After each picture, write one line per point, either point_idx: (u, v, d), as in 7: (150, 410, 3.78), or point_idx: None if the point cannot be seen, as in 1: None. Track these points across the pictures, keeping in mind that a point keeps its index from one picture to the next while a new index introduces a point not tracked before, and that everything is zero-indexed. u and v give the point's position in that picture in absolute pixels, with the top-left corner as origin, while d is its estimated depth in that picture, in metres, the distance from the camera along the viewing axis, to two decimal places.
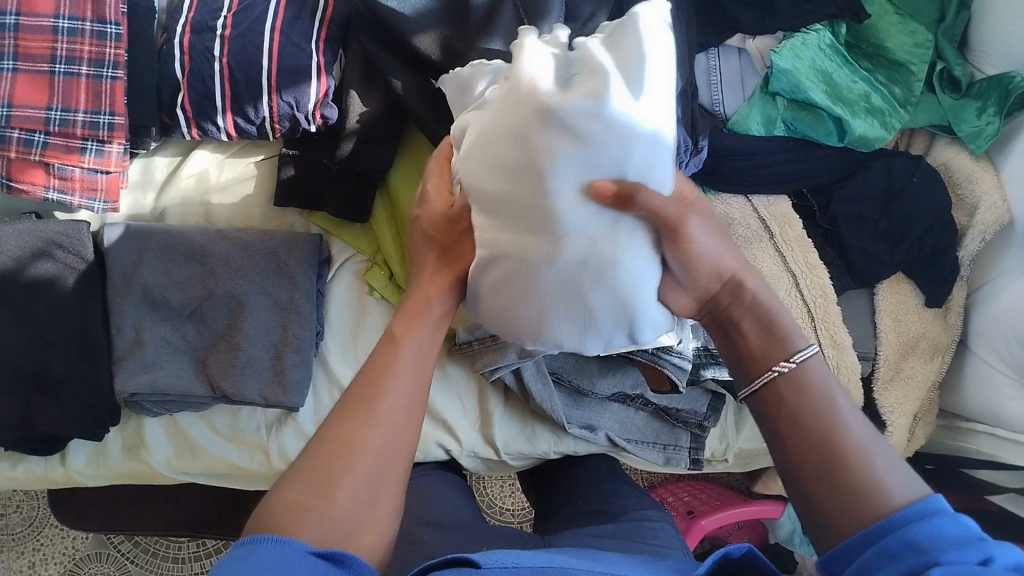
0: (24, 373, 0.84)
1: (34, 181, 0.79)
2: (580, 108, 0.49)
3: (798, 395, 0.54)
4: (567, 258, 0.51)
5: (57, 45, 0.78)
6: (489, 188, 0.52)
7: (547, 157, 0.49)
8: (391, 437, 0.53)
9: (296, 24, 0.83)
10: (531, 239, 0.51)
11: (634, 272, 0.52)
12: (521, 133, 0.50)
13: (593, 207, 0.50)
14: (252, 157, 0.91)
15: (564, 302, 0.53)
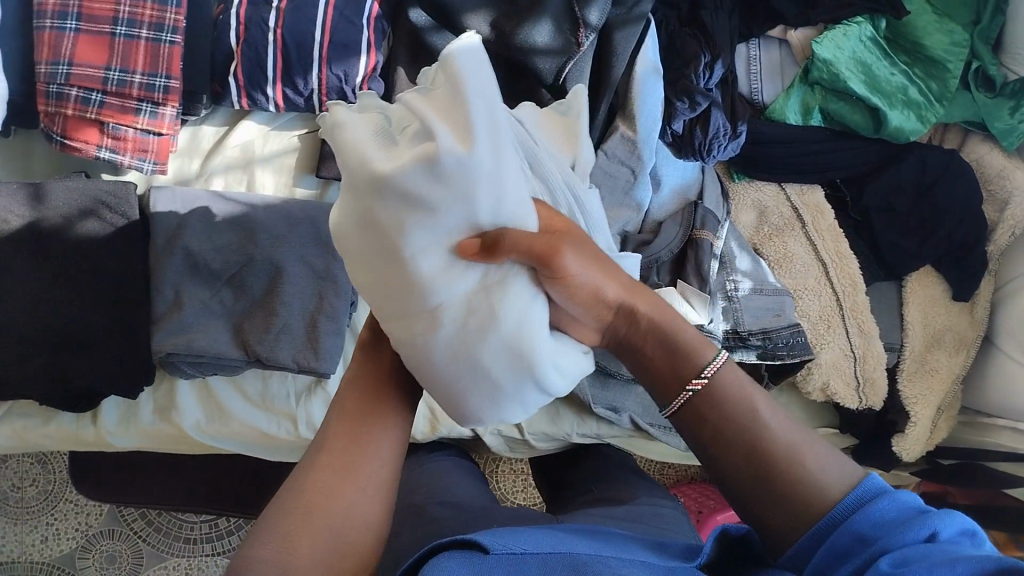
0: (58, 333, 0.84)
1: (88, 139, 0.81)
2: (413, 175, 0.41)
3: (717, 412, 0.51)
4: (429, 318, 0.46)
5: (120, 8, 0.80)
6: (361, 262, 0.46)
7: (395, 230, 0.44)
8: (373, 469, 0.54)
9: (349, 1, 0.84)
10: (408, 322, 0.47)
11: (516, 313, 0.46)
12: (366, 205, 0.44)
13: (458, 267, 0.45)
14: (297, 130, 0.93)
15: (446, 360, 0.47)
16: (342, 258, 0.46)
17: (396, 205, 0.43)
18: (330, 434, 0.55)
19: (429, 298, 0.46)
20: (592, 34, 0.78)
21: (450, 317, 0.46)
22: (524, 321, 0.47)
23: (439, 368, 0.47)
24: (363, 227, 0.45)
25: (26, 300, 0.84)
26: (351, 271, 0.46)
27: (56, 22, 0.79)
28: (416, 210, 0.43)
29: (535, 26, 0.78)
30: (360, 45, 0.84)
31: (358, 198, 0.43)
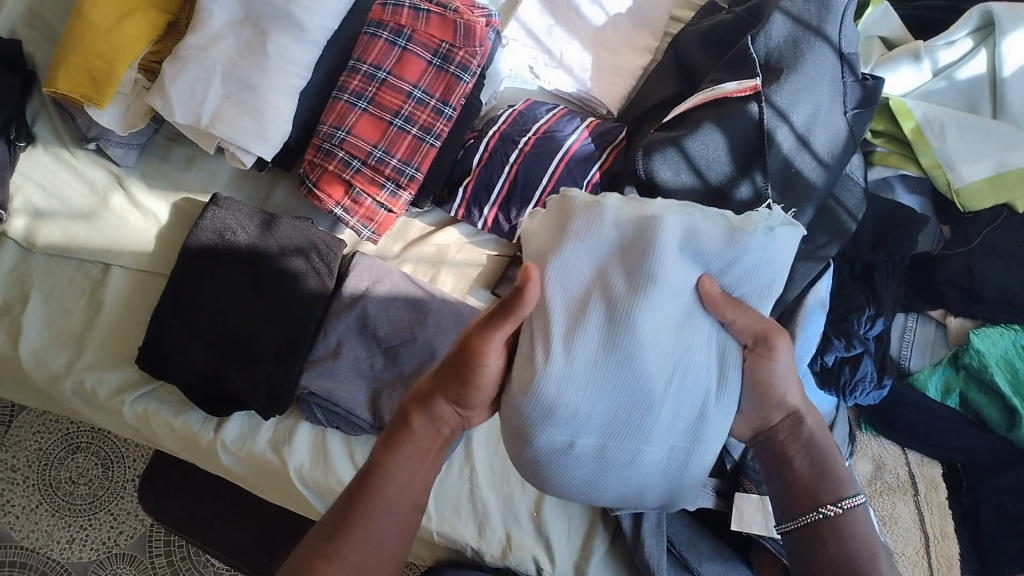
0: (236, 338, 0.95)
1: (331, 195, 0.94)
2: (678, 301, 0.60)
3: (840, 538, 0.59)
4: (624, 429, 0.59)
5: (404, 106, 0.95)
6: (595, 379, 0.58)
7: (648, 351, 0.58)
8: (392, 532, 0.59)
9: (580, 162, 0.98)
10: (615, 437, 0.60)
11: (699, 434, 0.60)
12: (623, 329, 0.58)
13: (677, 398, 0.59)
14: (490, 249, 1.04)
15: (636, 468, 0.61)
16: (570, 395, 0.58)
17: (654, 330, 0.58)
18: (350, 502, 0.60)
19: (648, 419, 0.59)
20: None
21: (650, 444, 0.60)
22: (707, 439, 0.60)
23: (624, 469, 0.61)
24: (615, 349, 0.58)
25: (222, 301, 0.95)
26: (581, 383, 0.58)
27: (351, 98, 0.94)
28: (671, 321, 0.60)
29: None
30: None
31: (622, 333, 0.58)
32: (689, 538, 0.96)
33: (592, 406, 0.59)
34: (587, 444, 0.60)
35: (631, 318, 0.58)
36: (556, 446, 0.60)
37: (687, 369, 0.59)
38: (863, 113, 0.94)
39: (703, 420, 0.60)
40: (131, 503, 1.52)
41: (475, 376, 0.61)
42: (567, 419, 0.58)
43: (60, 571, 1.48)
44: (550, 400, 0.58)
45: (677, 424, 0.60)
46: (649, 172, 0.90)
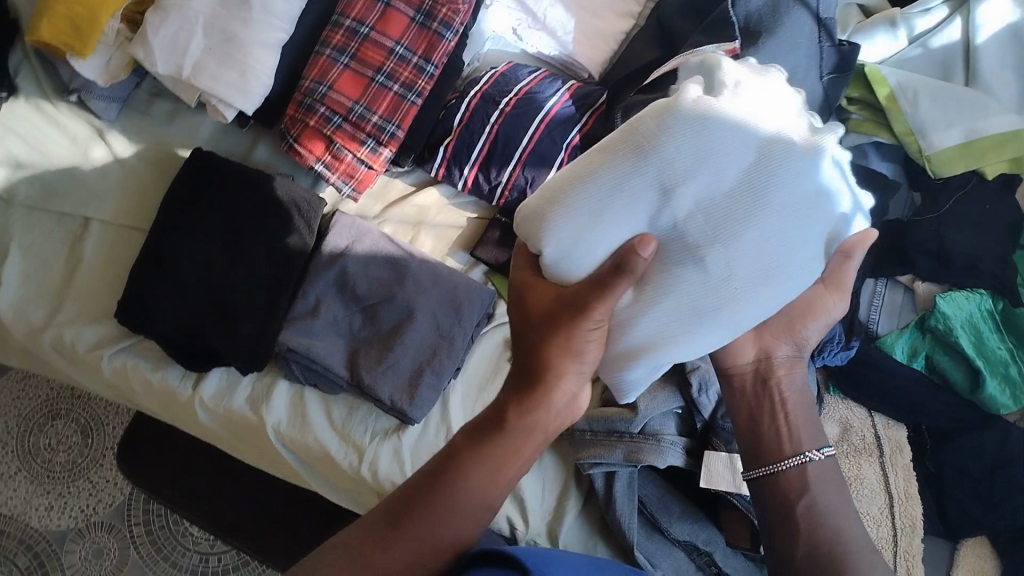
0: (219, 293, 0.96)
1: (312, 150, 0.95)
2: (806, 193, 0.61)
3: (820, 482, 0.68)
4: (706, 233, 0.61)
5: (386, 63, 0.96)
6: (732, 168, 0.60)
7: (774, 179, 0.60)
8: (474, 502, 0.63)
9: (561, 124, 0.99)
10: (698, 227, 0.61)
11: (759, 284, 0.62)
12: (769, 156, 0.60)
13: (761, 232, 0.61)
14: (471, 212, 1.04)
15: (698, 279, 0.61)
16: (721, 145, 0.59)
17: (779, 175, 0.60)
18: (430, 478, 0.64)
19: (739, 226, 0.60)
20: None
21: (727, 252, 0.61)
22: (759, 295, 0.62)
23: (660, 292, 0.62)
24: (761, 164, 0.60)
25: (204, 256, 0.96)
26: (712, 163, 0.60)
27: (334, 53, 0.95)
28: (802, 199, 0.61)
29: None
30: (554, 160, 0.98)
31: (773, 148, 0.60)
32: (660, 501, 0.96)
33: (717, 177, 0.60)
34: (683, 203, 0.60)
35: (774, 139, 0.60)
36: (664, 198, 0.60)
37: (795, 222, 0.62)
38: (837, 79, 0.95)
39: (773, 270, 0.62)
40: (109, 471, 1.52)
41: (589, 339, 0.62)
42: (695, 156, 0.59)
43: (38, 539, 1.49)
44: (700, 127, 0.58)
45: (751, 263, 0.61)
46: None
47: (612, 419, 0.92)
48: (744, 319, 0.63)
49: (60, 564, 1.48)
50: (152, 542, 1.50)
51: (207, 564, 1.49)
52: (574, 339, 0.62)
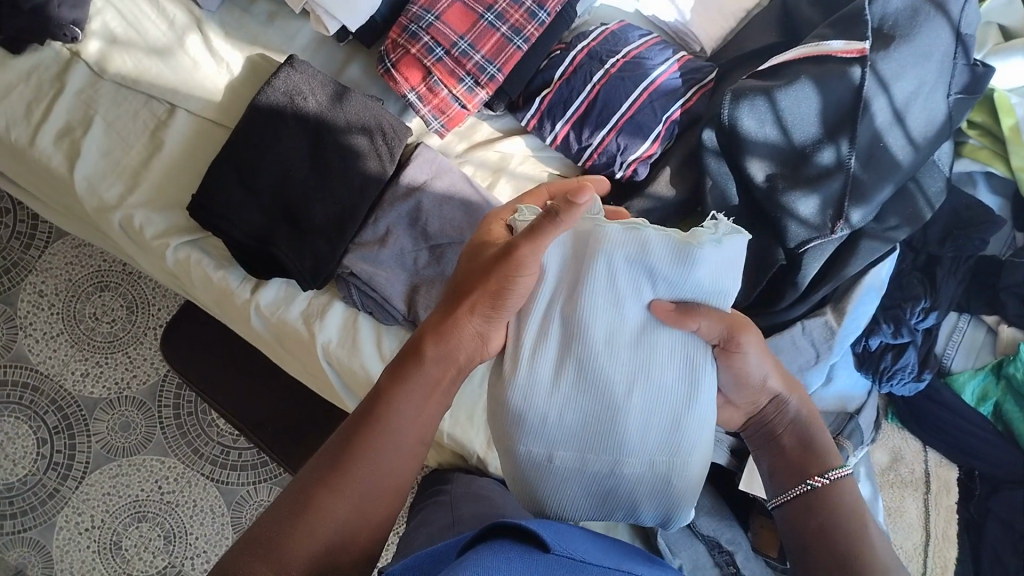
0: (289, 203, 0.95)
1: (409, 79, 0.92)
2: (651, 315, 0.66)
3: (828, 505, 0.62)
4: (610, 436, 0.65)
5: (498, 2, 0.92)
6: (558, 418, 0.65)
7: (609, 368, 0.64)
8: (408, 444, 0.61)
9: (664, 96, 0.96)
10: (609, 431, 0.64)
11: (677, 445, 0.65)
12: (584, 365, 0.65)
13: (649, 402, 0.65)
14: (552, 168, 1.02)
15: (634, 468, 0.65)
16: (537, 403, 0.65)
17: (625, 349, 0.65)
18: (318, 480, 0.58)
19: (627, 425, 0.64)
20: (847, 229, 0.87)
21: (633, 452, 0.65)
22: (687, 446, 0.65)
23: (623, 489, 0.66)
24: (576, 369, 0.65)
25: (282, 166, 0.95)
26: (538, 401, 0.64)
27: None
28: (642, 347, 0.65)
29: (804, 197, 0.87)
30: (650, 133, 0.95)
31: (577, 350, 0.65)
32: None
33: (567, 422, 0.65)
34: (563, 452, 0.65)
35: (598, 364, 0.64)
36: (545, 454, 0.65)
37: (649, 382, 0.65)
38: (963, 99, 0.91)
39: (681, 427, 0.65)
40: (148, 350, 1.56)
41: (511, 293, 0.63)
42: (541, 426, 0.65)
43: (71, 402, 1.54)
44: (516, 421, 0.65)
45: (659, 441, 0.65)
46: (734, 116, 0.90)
47: None
48: (695, 456, 0.66)
49: (88, 430, 1.54)
50: (178, 425, 1.55)
51: (227, 457, 1.55)
52: (501, 284, 0.63)
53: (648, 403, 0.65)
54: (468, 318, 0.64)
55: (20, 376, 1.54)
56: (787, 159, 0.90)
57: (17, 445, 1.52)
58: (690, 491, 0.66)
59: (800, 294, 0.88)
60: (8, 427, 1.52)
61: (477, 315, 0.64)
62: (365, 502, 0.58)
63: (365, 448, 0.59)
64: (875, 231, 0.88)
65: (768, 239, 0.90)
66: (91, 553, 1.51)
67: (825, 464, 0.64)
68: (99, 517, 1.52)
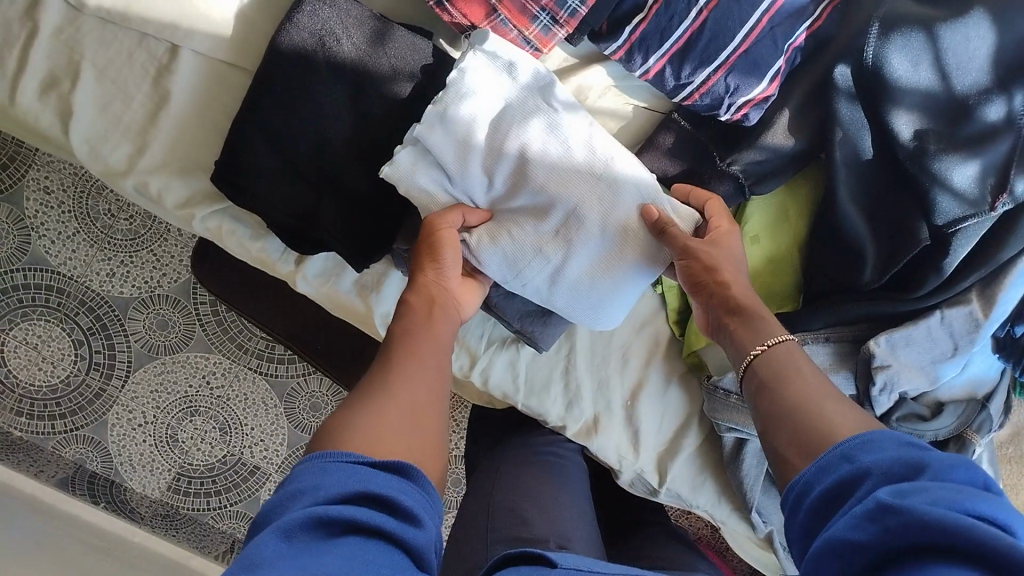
0: (329, 173, 0.79)
1: (469, 17, 0.75)
2: (536, 128, 0.74)
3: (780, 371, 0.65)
4: (566, 217, 0.75)
5: None
6: (517, 234, 0.76)
7: (541, 180, 0.74)
8: (418, 362, 0.67)
9: (789, 19, 0.76)
10: (560, 211, 0.75)
11: (622, 193, 0.75)
12: (518, 191, 0.75)
13: (575, 176, 0.75)
14: (637, 101, 0.85)
15: (597, 228, 0.76)
16: (500, 248, 0.76)
17: (531, 160, 0.74)
18: (368, 388, 0.64)
19: (566, 199, 0.75)
20: (1009, 203, 0.72)
21: (593, 214, 0.75)
22: (632, 191, 0.76)
23: (599, 248, 0.77)
24: (531, 212, 0.76)
25: (319, 125, 0.78)
26: (483, 244, 0.76)
27: None
28: (541, 152, 0.74)
29: (958, 164, 0.72)
30: (768, 70, 0.77)
31: (521, 189, 0.75)
32: None
33: (530, 238, 0.76)
34: (545, 260, 0.77)
35: (524, 218, 0.76)
36: (540, 267, 0.77)
37: (566, 162, 0.74)
38: None
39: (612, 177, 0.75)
40: (175, 244, 1.34)
41: (443, 250, 0.72)
42: (509, 255, 0.76)
43: (100, 302, 1.34)
44: (501, 259, 0.76)
45: (601, 196, 0.75)
46: (879, 56, 0.72)
47: None
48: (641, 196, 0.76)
49: (123, 329, 1.35)
50: (218, 323, 1.37)
51: (271, 352, 1.39)
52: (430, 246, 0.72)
53: (577, 173, 0.75)
54: (427, 269, 0.73)
55: (40, 278, 1.33)
56: (942, 110, 0.72)
57: (53, 348, 1.35)
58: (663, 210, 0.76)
59: (941, 280, 0.76)
60: (38, 330, 1.35)
61: (428, 270, 0.73)
62: (401, 404, 0.63)
63: (390, 378, 0.64)
64: None
65: (910, 209, 0.76)
66: (148, 447, 1.39)
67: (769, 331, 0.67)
68: (151, 413, 1.38)
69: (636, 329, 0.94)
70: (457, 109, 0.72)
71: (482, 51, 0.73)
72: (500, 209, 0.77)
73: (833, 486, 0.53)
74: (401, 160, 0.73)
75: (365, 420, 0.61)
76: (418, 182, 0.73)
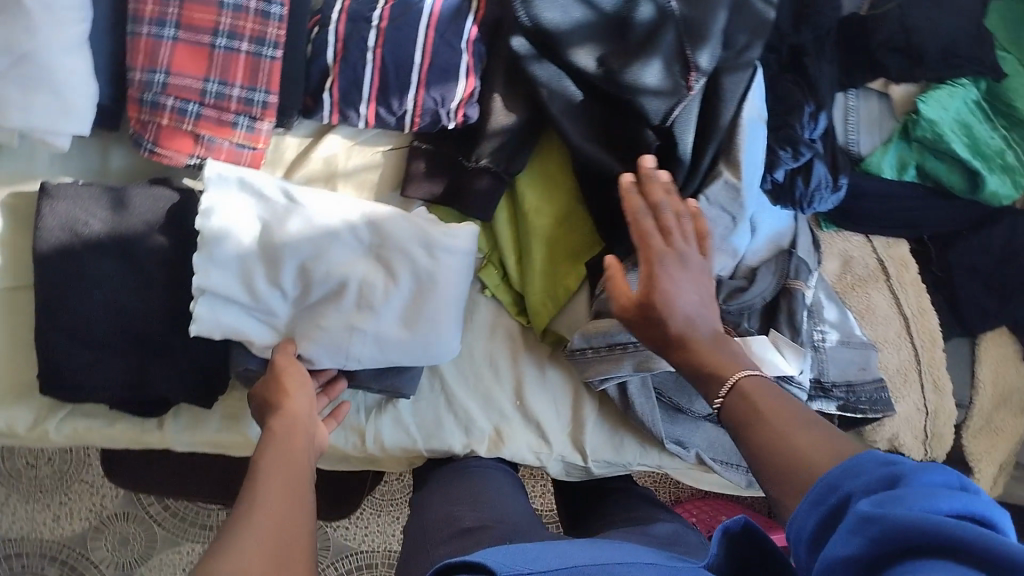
0: (141, 337, 0.84)
1: (180, 149, 0.79)
2: (298, 226, 0.80)
3: (774, 394, 0.59)
4: (358, 289, 0.80)
5: (221, 19, 0.77)
6: (325, 322, 0.80)
7: (321, 268, 0.80)
8: (296, 473, 0.66)
9: (451, 21, 0.83)
10: (347, 284, 0.80)
11: (393, 242, 0.80)
12: (308, 283, 0.80)
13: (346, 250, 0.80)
14: (382, 146, 0.90)
15: (391, 285, 0.80)
16: (317, 343, 0.80)
17: (305, 254, 0.80)
18: (237, 512, 0.60)
19: (347, 274, 0.80)
20: (702, 78, 0.78)
21: (379, 275, 0.80)
22: (402, 235, 0.80)
23: (401, 297, 0.80)
24: (330, 297, 0.81)
25: (110, 296, 0.83)
26: (306, 347, 0.80)
27: (152, 29, 0.76)
28: (310, 244, 0.80)
29: (644, 66, 0.77)
30: (459, 69, 0.83)
31: (310, 283, 0.80)
32: (676, 384, 0.91)
33: (336, 319, 0.80)
34: (361, 335, 0.80)
35: (326, 306, 0.80)
36: (360, 341, 0.80)
37: (334, 242, 0.80)
38: None
39: (378, 233, 0.80)
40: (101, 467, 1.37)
41: (291, 381, 0.76)
42: (326, 345, 0.80)
43: (57, 549, 1.36)
44: (323, 349, 0.80)
45: (380, 255, 0.80)
46: (534, 17, 0.79)
47: (608, 332, 0.84)
48: (413, 234, 0.80)
49: (88, 564, 1.36)
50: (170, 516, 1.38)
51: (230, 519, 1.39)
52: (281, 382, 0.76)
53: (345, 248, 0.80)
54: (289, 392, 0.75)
55: None
56: (607, 31, 0.79)
57: None
58: (440, 237, 0.79)
59: (688, 168, 0.79)
60: None
61: (290, 393, 0.75)
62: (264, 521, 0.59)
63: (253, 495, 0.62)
64: (728, 61, 0.79)
65: (632, 123, 0.80)
66: None
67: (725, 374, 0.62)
68: None
69: (489, 335, 0.94)
70: (217, 245, 0.79)
71: (222, 187, 0.80)
72: (306, 308, 0.82)
73: (824, 522, 0.47)
74: (198, 311, 0.79)
75: (233, 541, 0.56)
76: (221, 320, 0.80)
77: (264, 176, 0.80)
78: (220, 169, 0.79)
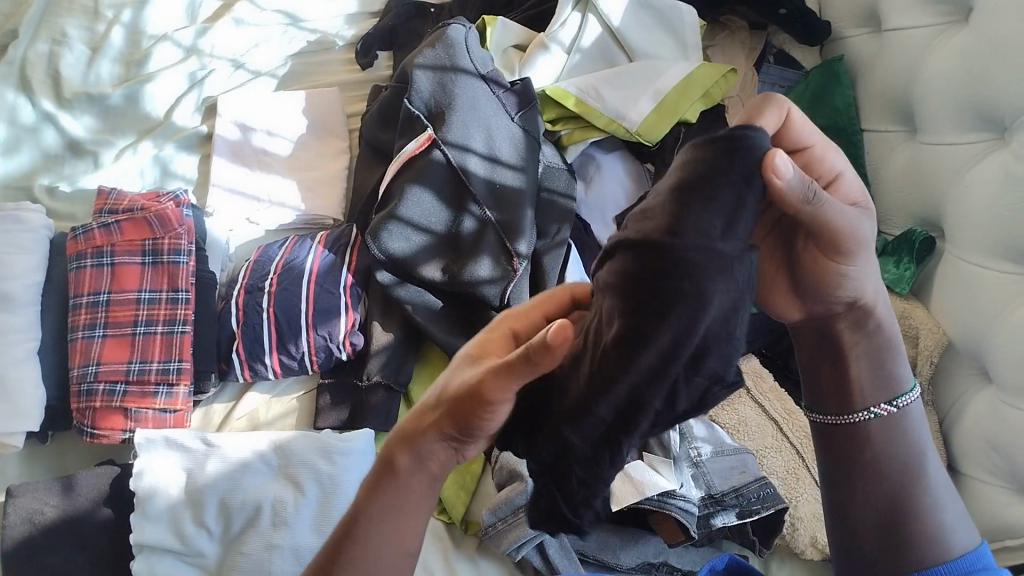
0: None
1: (114, 426, 0.94)
2: (215, 466, 0.91)
3: (890, 439, 0.59)
4: (274, 508, 0.89)
5: (139, 313, 0.97)
6: (249, 548, 0.87)
7: (239, 500, 0.90)
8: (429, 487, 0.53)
9: (328, 273, 1.00)
10: (264, 508, 0.89)
11: (299, 461, 0.92)
12: (231, 518, 0.89)
13: (259, 480, 0.91)
14: (294, 392, 1.03)
15: (303, 499, 0.90)
16: (245, 569, 0.86)
17: (223, 490, 0.90)
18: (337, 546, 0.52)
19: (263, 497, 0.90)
20: (524, 260, 0.94)
21: (291, 494, 0.90)
22: (305, 453, 0.92)
23: (315, 508, 0.90)
24: (251, 525, 0.89)
25: (58, 573, 0.89)
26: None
27: (86, 332, 0.96)
28: (227, 480, 0.91)
29: (476, 262, 0.94)
30: (338, 308, 0.99)
31: (232, 516, 0.89)
32: (597, 542, 0.92)
33: (258, 541, 0.87)
34: (284, 549, 0.87)
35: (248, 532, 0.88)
36: (285, 555, 0.87)
37: (249, 472, 0.91)
38: (528, 112, 1.01)
39: (286, 457, 0.93)
40: None
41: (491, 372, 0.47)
42: (253, 569, 0.86)
43: None
44: (251, 574, 0.86)
45: (291, 476, 0.91)
46: (387, 251, 0.94)
47: (510, 499, 0.90)
48: (315, 451, 0.92)
49: None
50: None
51: None
52: (472, 412, 0.49)
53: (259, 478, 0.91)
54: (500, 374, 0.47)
55: None
56: (445, 249, 0.96)
57: None
58: (338, 447, 0.92)
59: None
60: None
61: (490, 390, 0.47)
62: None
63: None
64: (549, 244, 0.97)
65: (481, 311, 0.96)
66: None
67: (883, 391, 0.59)
68: None
69: None
70: (147, 498, 0.89)
71: (148, 447, 0.92)
72: (231, 543, 0.89)
73: None
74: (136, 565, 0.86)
75: None
76: (157, 570, 0.86)
77: (183, 430, 0.94)
78: (145, 434, 0.93)
